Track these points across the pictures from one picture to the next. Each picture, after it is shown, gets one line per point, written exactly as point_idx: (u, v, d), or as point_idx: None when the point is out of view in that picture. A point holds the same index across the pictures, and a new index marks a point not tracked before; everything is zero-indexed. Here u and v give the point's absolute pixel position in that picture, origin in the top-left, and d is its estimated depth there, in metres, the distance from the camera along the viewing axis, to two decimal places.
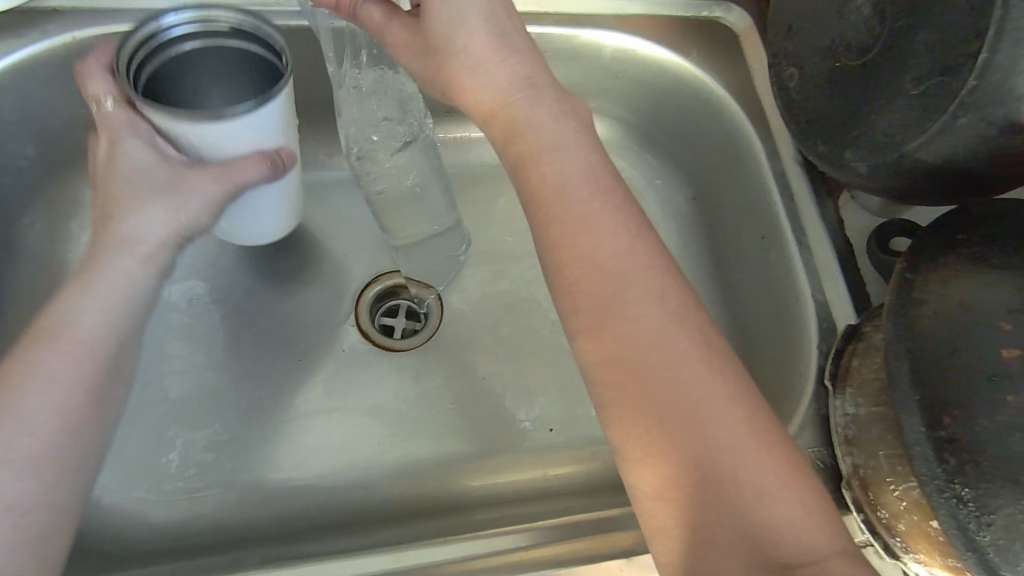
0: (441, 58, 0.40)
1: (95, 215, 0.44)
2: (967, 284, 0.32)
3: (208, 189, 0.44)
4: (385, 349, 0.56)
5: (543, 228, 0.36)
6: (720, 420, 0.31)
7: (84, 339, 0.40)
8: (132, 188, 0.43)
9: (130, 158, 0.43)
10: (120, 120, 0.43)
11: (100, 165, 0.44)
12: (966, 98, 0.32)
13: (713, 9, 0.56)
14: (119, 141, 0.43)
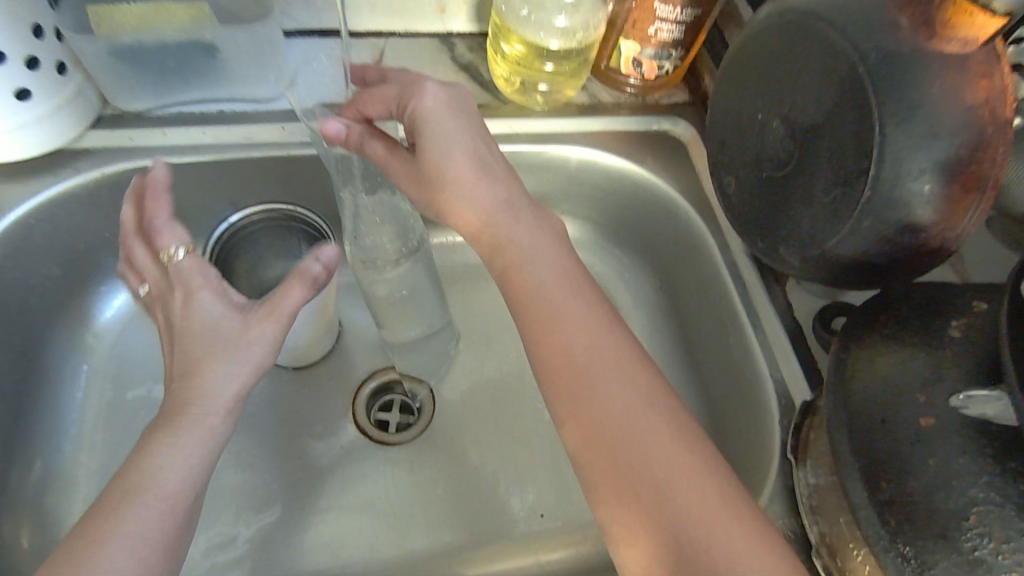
0: (432, 188, 0.45)
1: (167, 351, 0.44)
2: (889, 361, 0.37)
3: (266, 341, 0.44)
4: (379, 443, 0.59)
5: (525, 328, 0.41)
6: (687, 494, 0.35)
7: (172, 489, 0.39)
8: (201, 339, 0.42)
9: (202, 317, 0.43)
10: (190, 272, 0.44)
11: (169, 321, 0.44)
12: (865, 205, 0.38)
13: (663, 122, 0.64)
14: (186, 296, 0.43)
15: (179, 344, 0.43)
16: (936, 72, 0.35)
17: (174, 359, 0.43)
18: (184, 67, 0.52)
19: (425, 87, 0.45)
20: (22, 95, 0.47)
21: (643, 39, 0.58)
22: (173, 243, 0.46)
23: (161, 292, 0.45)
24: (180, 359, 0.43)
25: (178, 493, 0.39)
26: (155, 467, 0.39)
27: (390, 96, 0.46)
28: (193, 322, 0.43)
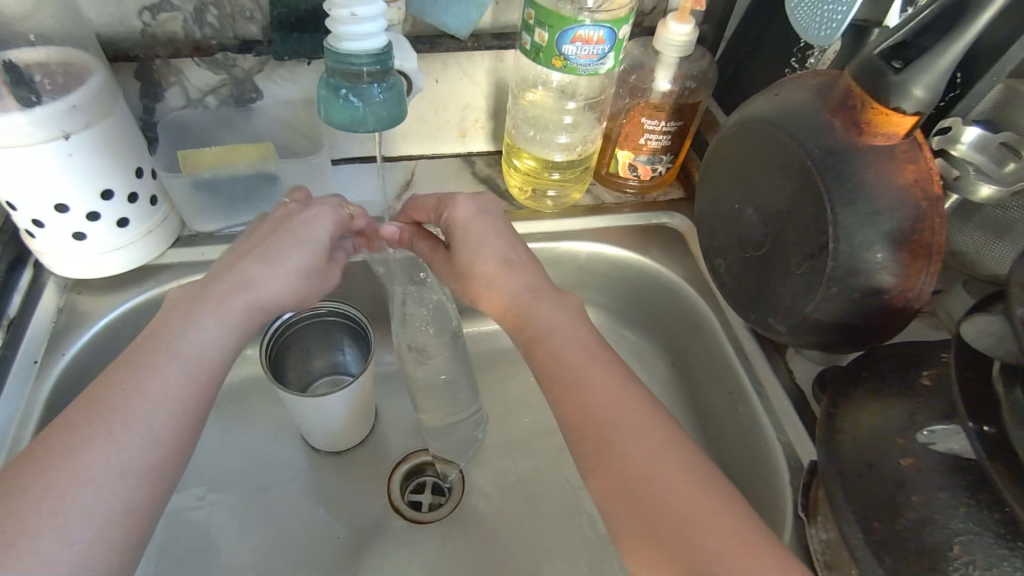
0: (466, 278, 0.53)
1: (231, 257, 0.47)
2: (873, 414, 0.41)
3: (328, 287, 0.52)
4: (414, 522, 0.63)
5: (549, 390, 0.45)
6: (710, 534, 0.36)
7: (208, 365, 0.41)
8: (300, 245, 0.48)
9: (314, 235, 0.49)
10: (320, 223, 0.50)
11: (291, 221, 0.50)
12: (832, 275, 0.44)
13: (661, 217, 0.72)
14: (319, 218, 0.50)
15: (287, 238, 0.48)
16: (875, 160, 0.42)
17: (252, 257, 0.46)
18: (248, 195, 0.64)
19: (458, 200, 0.55)
20: (122, 221, 0.57)
21: (636, 148, 0.67)
22: (333, 214, 0.51)
23: (290, 214, 0.50)
24: (268, 248, 0.47)
25: (207, 375, 0.41)
26: (193, 340, 0.41)
27: (432, 205, 0.56)
28: (308, 233, 0.49)
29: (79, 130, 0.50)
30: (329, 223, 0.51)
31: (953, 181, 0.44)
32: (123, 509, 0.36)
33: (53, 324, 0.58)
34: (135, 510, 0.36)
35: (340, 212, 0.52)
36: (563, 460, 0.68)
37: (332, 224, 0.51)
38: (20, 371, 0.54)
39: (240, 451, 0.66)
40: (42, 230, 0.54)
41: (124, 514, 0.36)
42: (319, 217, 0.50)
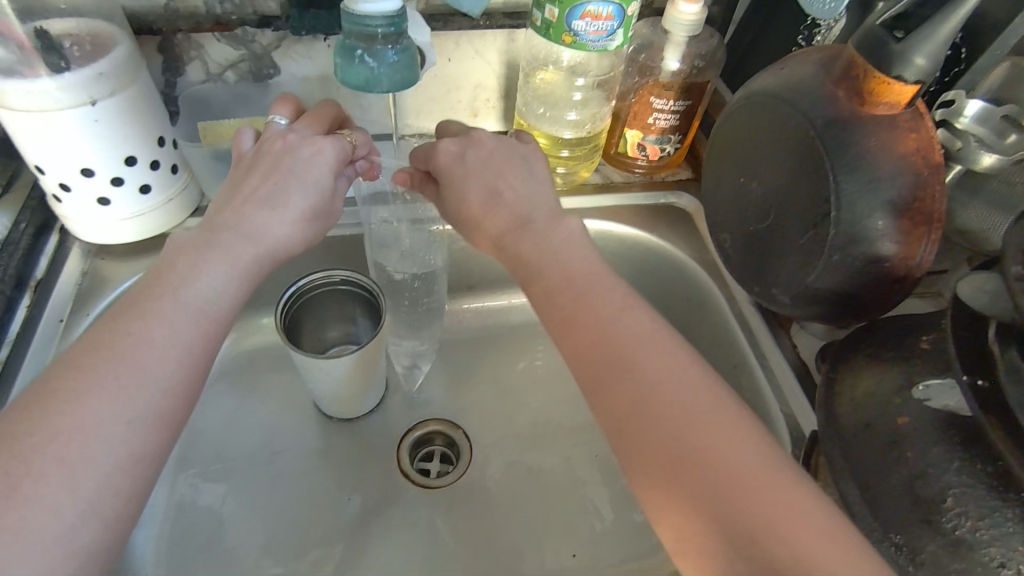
0: (459, 221, 0.54)
1: (231, 202, 0.47)
2: (869, 378, 0.42)
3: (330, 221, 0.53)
4: (422, 487, 0.65)
5: (552, 322, 0.46)
6: (717, 454, 0.37)
7: (214, 315, 0.41)
8: (303, 186, 0.48)
9: (316, 174, 0.49)
10: (324, 159, 0.50)
11: (291, 158, 0.49)
12: (833, 243, 0.45)
13: (669, 197, 0.73)
14: (322, 153, 0.50)
15: (289, 180, 0.48)
16: (874, 129, 0.42)
17: (257, 196, 0.47)
18: None
19: (439, 146, 0.54)
20: (144, 188, 0.59)
21: (644, 128, 0.68)
22: (335, 147, 0.51)
23: (290, 147, 0.49)
24: (271, 190, 0.47)
25: (214, 323, 0.41)
26: (202, 286, 0.41)
27: (421, 153, 0.55)
28: (310, 173, 0.49)
29: (105, 97, 0.52)
30: (332, 157, 0.50)
31: (955, 151, 0.46)
32: (131, 458, 0.36)
33: (77, 288, 0.60)
34: (144, 458, 0.36)
35: (343, 146, 0.52)
36: (567, 434, 0.70)
37: (335, 157, 0.51)
38: (46, 331, 0.56)
39: (254, 415, 0.68)
40: (68, 194, 0.56)
41: (134, 464, 0.36)
42: (322, 151, 0.50)
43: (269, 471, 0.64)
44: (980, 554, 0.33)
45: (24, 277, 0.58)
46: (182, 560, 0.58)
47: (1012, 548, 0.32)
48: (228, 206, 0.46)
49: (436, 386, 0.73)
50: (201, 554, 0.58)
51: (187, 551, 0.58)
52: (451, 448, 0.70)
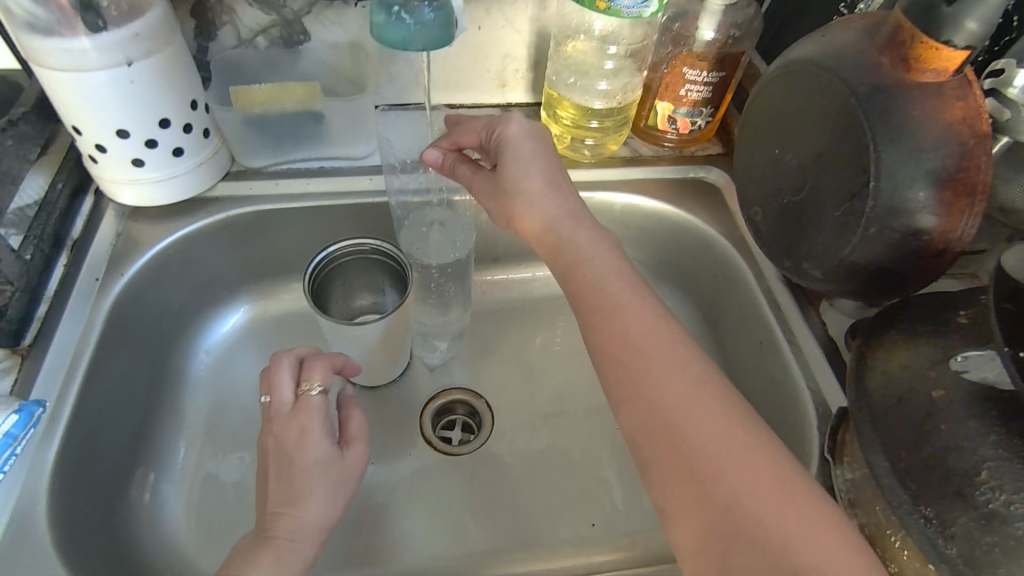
0: (506, 197, 0.53)
1: (273, 474, 0.49)
2: (902, 352, 0.41)
3: (358, 472, 0.52)
4: (444, 454, 0.66)
5: (585, 317, 0.47)
6: (739, 469, 0.37)
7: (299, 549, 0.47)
8: (310, 473, 0.49)
9: (313, 453, 0.49)
10: (311, 436, 0.49)
11: (285, 452, 0.49)
12: (870, 215, 0.44)
13: (698, 171, 0.72)
14: (307, 432, 0.49)
15: (294, 475, 0.48)
16: (920, 98, 0.41)
17: (281, 487, 0.48)
18: (296, 133, 0.66)
19: (511, 116, 0.54)
20: (177, 151, 0.60)
21: (676, 100, 0.67)
22: (315, 416, 0.50)
23: (280, 441, 0.49)
24: (287, 488, 0.48)
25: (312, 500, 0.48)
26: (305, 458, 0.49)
27: (481, 126, 0.56)
28: (303, 458, 0.49)
29: (141, 58, 0.52)
30: (319, 430, 0.50)
31: (1003, 122, 0.44)
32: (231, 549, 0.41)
33: (112, 248, 0.61)
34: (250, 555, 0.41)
35: (319, 406, 0.50)
36: (589, 407, 0.70)
37: (321, 424, 0.50)
38: (83, 288, 0.58)
39: None
40: (105, 155, 0.57)
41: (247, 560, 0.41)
42: (307, 431, 0.49)
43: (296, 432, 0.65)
44: (1013, 528, 0.33)
45: (61, 237, 0.59)
46: (210, 514, 0.58)
47: None
48: (268, 479, 0.50)
49: (458, 357, 0.73)
50: (228, 509, 0.58)
51: (215, 507, 0.58)
52: (473, 417, 0.70)
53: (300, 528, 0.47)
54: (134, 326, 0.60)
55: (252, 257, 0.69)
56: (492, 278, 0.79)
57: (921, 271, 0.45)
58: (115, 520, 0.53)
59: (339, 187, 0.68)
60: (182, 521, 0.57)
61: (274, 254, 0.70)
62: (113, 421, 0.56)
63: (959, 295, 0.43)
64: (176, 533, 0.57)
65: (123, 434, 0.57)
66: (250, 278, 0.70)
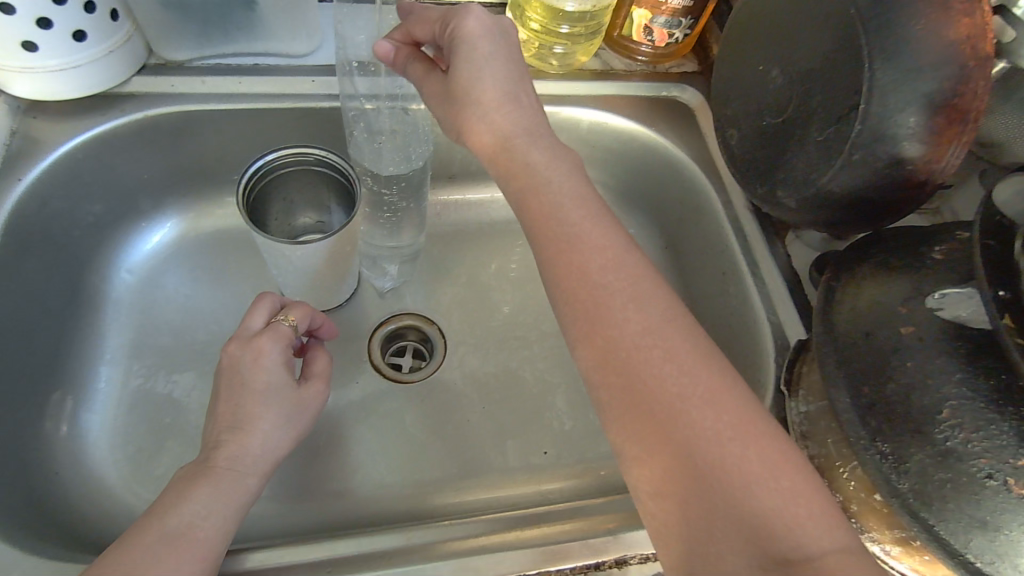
0: (458, 105, 0.48)
1: (222, 397, 0.47)
2: (875, 287, 0.40)
3: (313, 409, 0.50)
4: (394, 382, 0.63)
5: (543, 246, 0.43)
6: (703, 410, 0.36)
7: (244, 486, 0.43)
8: (263, 397, 0.46)
9: (267, 378, 0.47)
10: (268, 359, 0.47)
11: (239, 372, 0.47)
12: (857, 141, 0.41)
13: (672, 89, 0.67)
14: (264, 355, 0.47)
15: (245, 397, 0.46)
16: (926, 9, 0.37)
17: (229, 410, 0.46)
18: (224, 21, 0.57)
19: (472, 9, 0.48)
20: (79, 36, 0.51)
21: (655, 7, 0.61)
22: (277, 342, 0.48)
23: (235, 361, 0.47)
24: (236, 412, 0.46)
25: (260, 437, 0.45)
26: (259, 389, 0.46)
27: (436, 16, 0.49)
28: (259, 379, 0.46)
29: None
30: (277, 355, 0.48)
31: (1005, 44, 0.42)
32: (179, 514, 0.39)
33: (7, 149, 0.53)
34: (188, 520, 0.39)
35: (283, 334, 0.49)
36: (546, 334, 0.68)
37: (281, 351, 0.48)
38: None
39: (206, 305, 0.62)
40: None
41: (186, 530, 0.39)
42: (264, 353, 0.47)
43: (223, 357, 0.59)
44: (968, 466, 0.33)
45: None
46: (139, 442, 0.54)
47: (1002, 460, 0.32)
48: (215, 402, 0.47)
49: (411, 281, 0.69)
50: (158, 436, 0.54)
51: (143, 433, 0.55)
52: (425, 343, 0.68)
53: (242, 454, 0.44)
54: (38, 240, 0.53)
55: (176, 164, 0.61)
56: (447, 198, 0.74)
57: (901, 206, 0.43)
58: (29, 451, 0.49)
59: (271, 88, 0.59)
60: (107, 450, 0.53)
61: (202, 160, 0.62)
62: (19, 344, 0.50)
63: (933, 231, 0.41)
64: (102, 462, 0.53)
65: (33, 358, 0.51)
66: (177, 189, 0.63)
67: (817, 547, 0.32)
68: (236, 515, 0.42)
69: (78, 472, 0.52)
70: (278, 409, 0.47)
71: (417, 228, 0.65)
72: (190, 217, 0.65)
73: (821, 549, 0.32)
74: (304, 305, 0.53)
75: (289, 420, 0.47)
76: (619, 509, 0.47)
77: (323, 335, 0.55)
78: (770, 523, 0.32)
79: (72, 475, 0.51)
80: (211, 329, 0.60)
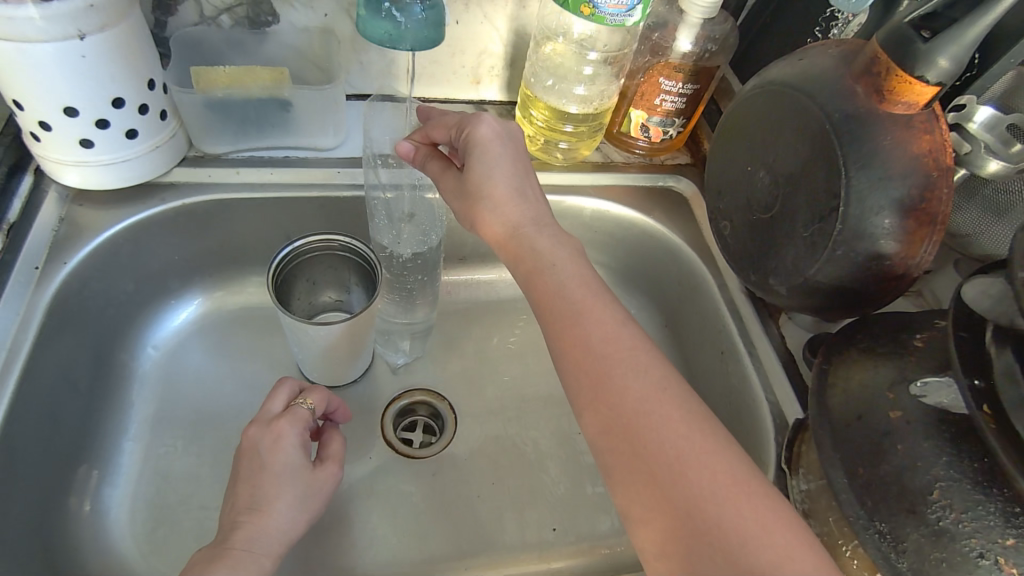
0: (471, 200, 0.53)
1: (240, 478, 0.48)
2: (863, 371, 0.43)
3: (325, 491, 0.51)
4: (405, 457, 0.65)
5: (549, 323, 0.46)
6: (700, 472, 0.38)
7: (261, 565, 0.44)
8: (280, 478, 0.48)
9: (286, 459, 0.49)
10: (287, 442, 0.49)
11: (258, 455, 0.48)
12: (838, 238, 0.45)
13: (668, 180, 0.73)
14: (283, 438, 0.49)
15: (263, 478, 0.48)
16: (891, 127, 0.43)
17: (247, 491, 0.47)
18: (260, 119, 0.63)
19: (482, 117, 0.53)
20: (131, 132, 0.56)
21: (650, 109, 0.67)
22: (295, 425, 0.50)
23: (254, 443, 0.49)
24: (254, 492, 0.47)
25: (277, 517, 0.47)
26: (277, 470, 0.48)
27: (451, 122, 0.54)
28: (276, 461, 0.48)
29: (95, 31, 0.48)
30: (295, 438, 0.50)
31: (963, 155, 0.47)
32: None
33: (54, 234, 0.57)
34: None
35: (301, 417, 0.51)
36: (554, 410, 0.70)
37: (299, 435, 0.50)
38: (21, 277, 0.53)
39: (224, 378, 0.64)
40: (49, 133, 0.52)
41: None
42: (283, 436, 0.49)
43: (236, 424, 0.61)
44: (961, 545, 0.35)
45: None
46: (155, 518, 0.55)
47: (992, 540, 0.34)
48: (234, 484, 0.49)
49: (422, 357, 0.72)
50: (174, 513, 0.55)
51: (160, 508, 0.56)
52: (436, 418, 0.69)
53: (260, 535, 0.46)
54: (76, 319, 0.56)
55: (207, 246, 0.65)
56: (458, 277, 0.78)
57: (880, 294, 0.47)
58: (50, 528, 0.50)
59: (296, 179, 0.64)
60: (125, 524, 0.54)
61: (231, 242, 0.66)
62: (51, 418, 0.52)
63: (911, 319, 0.45)
64: (120, 538, 0.54)
65: (64, 432, 0.53)
66: (204, 269, 0.67)
67: None
68: None
69: (97, 548, 0.53)
70: (294, 491, 0.48)
71: (430, 307, 0.68)
72: (213, 295, 0.68)
73: None
74: (323, 390, 0.55)
75: (303, 501, 0.49)
76: None
77: (339, 418, 0.57)
78: None
79: (91, 551, 0.52)
80: (228, 396, 0.63)
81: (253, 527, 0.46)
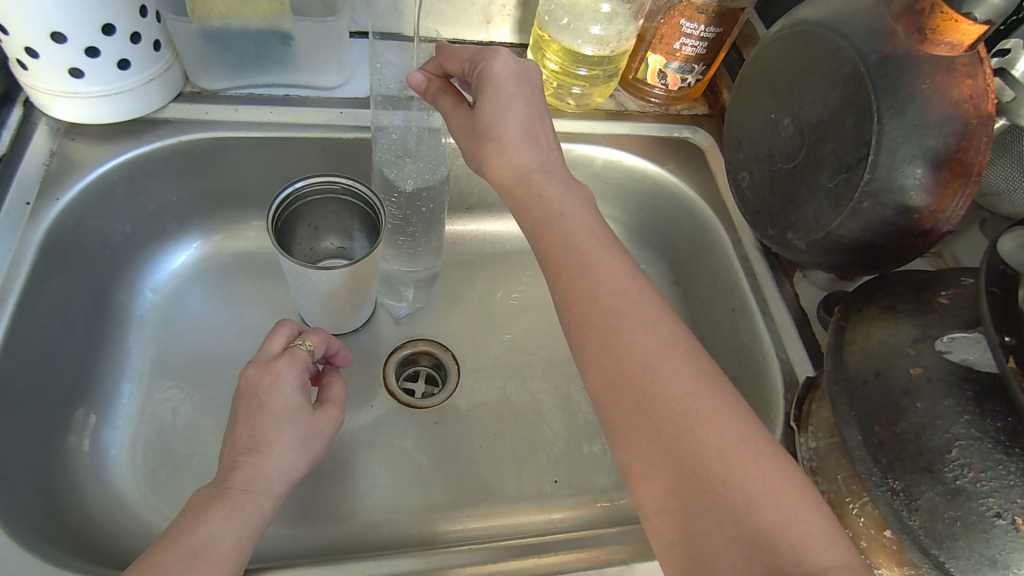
0: (480, 141, 0.50)
1: (240, 418, 0.48)
2: (882, 329, 0.42)
3: (324, 434, 0.50)
4: (407, 407, 0.64)
5: (557, 274, 0.45)
6: (706, 430, 0.37)
7: (260, 507, 0.44)
8: (278, 420, 0.47)
9: (283, 401, 0.48)
10: (284, 383, 0.48)
11: (255, 394, 0.48)
12: (865, 189, 0.43)
13: (684, 131, 0.70)
14: (280, 379, 0.48)
15: (261, 419, 0.47)
16: (930, 71, 0.40)
17: (246, 432, 0.47)
18: (260, 54, 0.60)
19: (498, 53, 0.50)
20: (123, 63, 0.53)
21: (669, 54, 0.64)
22: (294, 366, 0.49)
23: (252, 382, 0.48)
24: (253, 434, 0.46)
25: (275, 459, 0.46)
26: (275, 413, 0.47)
27: (467, 55, 0.51)
28: (275, 403, 0.47)
29: None
30: (293, 379, 0.49)
31: (1005, 102, 0.45)
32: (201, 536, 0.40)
33: (45, 168, 0.55)
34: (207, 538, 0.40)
35: (301, 358, 0.50)
36: (558, 365, 0.69)
37: (297, 377, 0.49)
38: (13, 212, 0.51)
39: (222, 324, 0.63)
40: (37, 61, 0.50)
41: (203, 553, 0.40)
42: (282, 377, 0.48)
43: (233, 371, 0.60)
44: (977, 504, 0.34)
45: None
46: (155, 459, 0.55)
47: (1011, 500, 0.33)
48: (233, 424, 0.48)
49: (425, 308, 0.71)
50: (174, 454, 0.55)
51: (159, 449, 0.55)
52: (438, 369, 0.69)
53: (258, 477, 0.45)
54: (71, 257, 0.55)
55: (205, 187, 0.63)
56: (464, 228, 0.76)
57: (904, 250, 0.45)
58: (48, 465, 0.50)
59: (299, 120, 0.62)
60: (124, 464, 0.54)
61: (230, 184, 0.64)
62: (48, 355, 0.51)
63: (937, 275, 0.43)
64: (119, 477, 0.53)
65: (61, 371, 0.53)
66: (201, 211, 0.65)
67: (816, 564, 0.32)
68: (252, 536, 0.43)
69: (96, 486, 0.52)
70: (291, 432, 0.47)
71: (434, 256, 0.67)
72: (212, 240, 0.66)
73: (820, 565, 0.32)
74: (321, 337, 0.53)
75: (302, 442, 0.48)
76: (633, 539, 0.49)
77: (339, 362, 0.56)
78: (772, 539, 0.33)
79: (90, 489, 0.52)
80: (225, 342, 0.62)
81: (252, 468, 0.45)
